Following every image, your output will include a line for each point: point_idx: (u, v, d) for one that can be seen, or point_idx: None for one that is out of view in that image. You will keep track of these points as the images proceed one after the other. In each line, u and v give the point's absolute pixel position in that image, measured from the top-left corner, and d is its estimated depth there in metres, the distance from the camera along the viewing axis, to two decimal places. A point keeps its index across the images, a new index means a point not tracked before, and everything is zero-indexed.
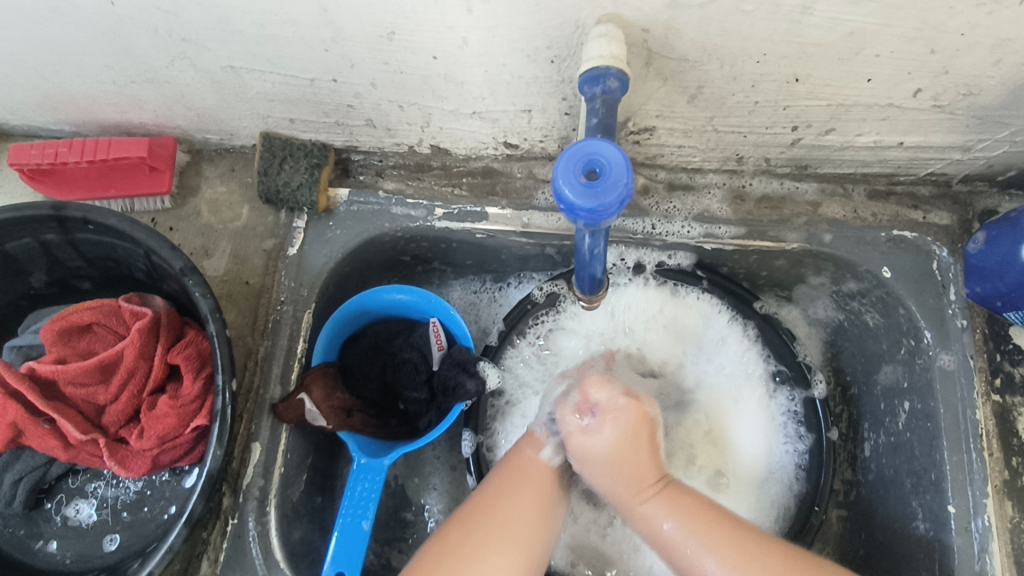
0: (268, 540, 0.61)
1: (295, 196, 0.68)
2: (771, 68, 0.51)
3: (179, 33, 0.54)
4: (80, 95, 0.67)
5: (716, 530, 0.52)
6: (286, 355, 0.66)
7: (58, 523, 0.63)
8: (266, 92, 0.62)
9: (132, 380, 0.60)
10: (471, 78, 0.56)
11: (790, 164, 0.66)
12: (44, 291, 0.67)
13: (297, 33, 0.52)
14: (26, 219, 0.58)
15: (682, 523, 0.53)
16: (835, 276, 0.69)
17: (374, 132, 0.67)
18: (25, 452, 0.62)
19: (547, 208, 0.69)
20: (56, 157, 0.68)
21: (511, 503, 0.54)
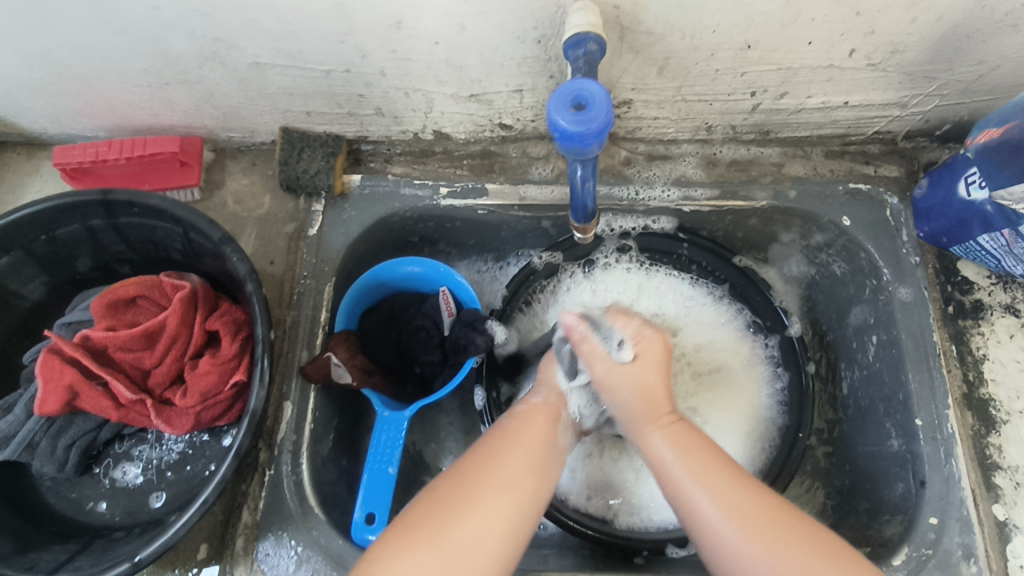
0: (303, 487, 0.67)
1: (313, 181, 0.76)
2: (725, 37, 0.59)
3: (213, 33, 0.62)
4: (118, 100, 0.74)
5: (727, 487, 0.52)
6: (310, 323, 0.73)
7: (106, 485, 0.68)
8: (287, 86, 0.70)
9: (175, 344, 0.67)
10: (469, 61, 0.64)
11: (754, 130, 0.74)
12: (89, 275, 0.74)
13: (317, 28, 0.60)
14: (76, 205, 0.65)
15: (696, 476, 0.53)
16: (803, 231, 0.76)
17: (383, 120, 0.76)
18: (78, 417, 0.67)
19: (541, 181, 0.77)
20: (97, 155, 0.75)
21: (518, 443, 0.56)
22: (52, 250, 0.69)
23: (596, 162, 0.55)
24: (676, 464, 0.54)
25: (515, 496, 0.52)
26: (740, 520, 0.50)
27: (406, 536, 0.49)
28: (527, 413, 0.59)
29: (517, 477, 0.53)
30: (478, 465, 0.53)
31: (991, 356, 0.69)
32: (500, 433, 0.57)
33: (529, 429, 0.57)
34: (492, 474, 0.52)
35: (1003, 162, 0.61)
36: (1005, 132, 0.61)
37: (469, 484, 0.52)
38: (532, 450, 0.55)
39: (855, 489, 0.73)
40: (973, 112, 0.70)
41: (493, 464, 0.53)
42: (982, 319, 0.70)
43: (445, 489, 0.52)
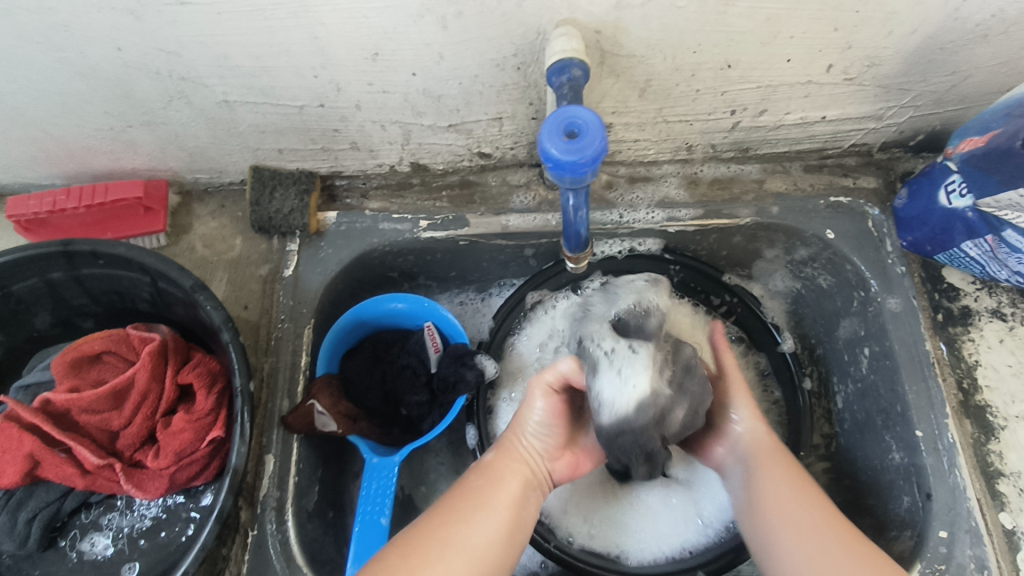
0: (290, 547, 0.63)
1: (287, 221, 0.73)
2: (706, 57, 0.59)
3: (179, 72, 0.59)
4: (76, 145, 0.70)
5: (811, 518, 0.55)
6: (290, 369, 0.69)
7: (74, 559, 0.63)
8: (258, 124, 0.68)
9: (145, 402, 0.62)
10: (448, 91, 0.63)
11: (734, 148, 0.74)
12: (48, 331, 0.70)
13: (289, 62, 0.58)
14: (33, 259, 0.61)
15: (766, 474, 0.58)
16: (787, 246, 0.76)
17: (358, 154, 0.74)
18: (39, 487, 0.62)
19: (523, 209, 0.75)
20: (54, 205, 0.72)
21: (475, 511, 0.54)
22: (9, 307, 0.65)
23: (588, 191, 0.54)
24: (765, 484, 0.58)
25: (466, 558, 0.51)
26: (793, 516, 0.55)
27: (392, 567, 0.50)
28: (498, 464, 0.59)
29: (470, 544, 0.52)
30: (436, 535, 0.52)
31: (983, 361, 0.69)
32: (463, 499, 0.55)
33: (490, 496, 0.56)
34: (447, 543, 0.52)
35: (989, 168, 0.60)
36: (990, 140, 0.60)
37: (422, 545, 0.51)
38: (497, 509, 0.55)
39: (859, 506, 0.72)
40: (946, 121, 0.71)
41: (444, 531, 0.52)
42: (971, 325, 0.70)
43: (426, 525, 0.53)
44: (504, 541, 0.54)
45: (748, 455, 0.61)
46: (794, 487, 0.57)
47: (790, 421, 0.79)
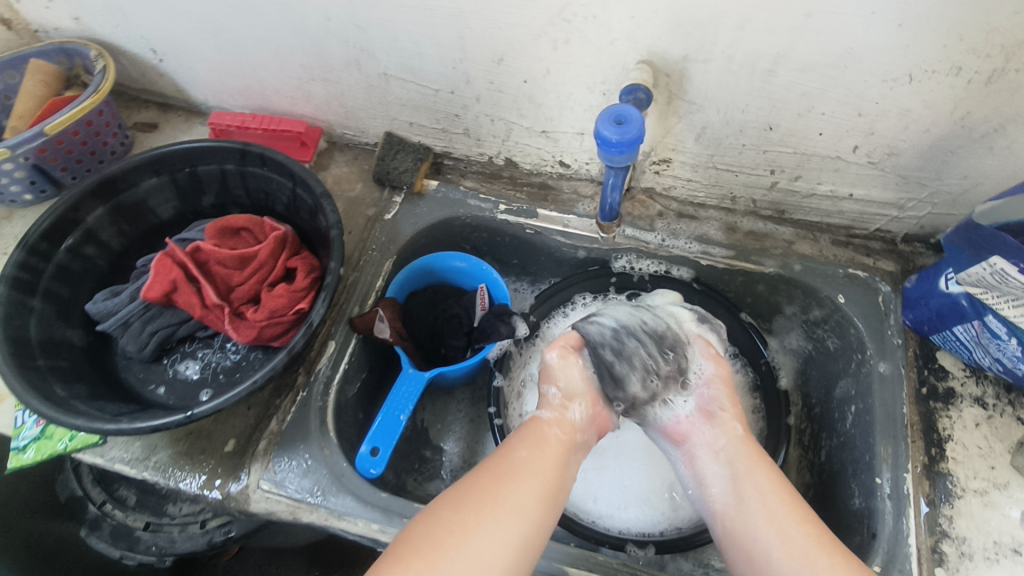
0: (327, 414, 0.78)
1: (399, 177, 0.93)
2: (752, 116, 0.74)
3: (361, 45, 0.81)
4: (271, 86, 0.94)
5: (792, 531, 0.57)
6: (368, 285, 0.87)
7: (170, 374, 0.81)
8: (401, 97, 0.89)
9: (260, 272, 0.81)
10: (547, 101, 0.81)
11: (772, 207, 0.88)
12: (206, 211, 0.91)
13: (439, 53, 0.79)
14: (220, 149, 0.84)
15: (755, 470, 0.63)
16: (804, 304, 0.87)
17: (467, 140, 0.93)
18: (168, 311, 0.81)
19: (584, 215, 0.92)
20: (242, 123, 0.95)
21: (462, 534, 0.52)
22: (190, 182, 0.87)
23: (626, 172, 0.69)
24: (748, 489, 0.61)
25: (504, 523, 0.54)
26: (776, 505, 0.59)
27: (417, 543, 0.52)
28: (463, 498, 0.55)
29: (532, 542, 0.54)
30: (430, 531, 0.53)
31: (955, 437, 0.74)
32: (508, 465, 0.59)
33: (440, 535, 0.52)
34: (461, 543, 0.51)
35: (962, 244, 0.70)
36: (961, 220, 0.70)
37: (413, 566, 0.50)
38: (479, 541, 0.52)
39: None
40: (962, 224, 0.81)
41: (459, 527, 0.53)
42: (951, 404, 0.77)
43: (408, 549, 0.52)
44: (553, 505, 0.58)
45: (745, 474, 0.63)
46: (774, 513, 0.58)
47: (769, 445, 0.86)
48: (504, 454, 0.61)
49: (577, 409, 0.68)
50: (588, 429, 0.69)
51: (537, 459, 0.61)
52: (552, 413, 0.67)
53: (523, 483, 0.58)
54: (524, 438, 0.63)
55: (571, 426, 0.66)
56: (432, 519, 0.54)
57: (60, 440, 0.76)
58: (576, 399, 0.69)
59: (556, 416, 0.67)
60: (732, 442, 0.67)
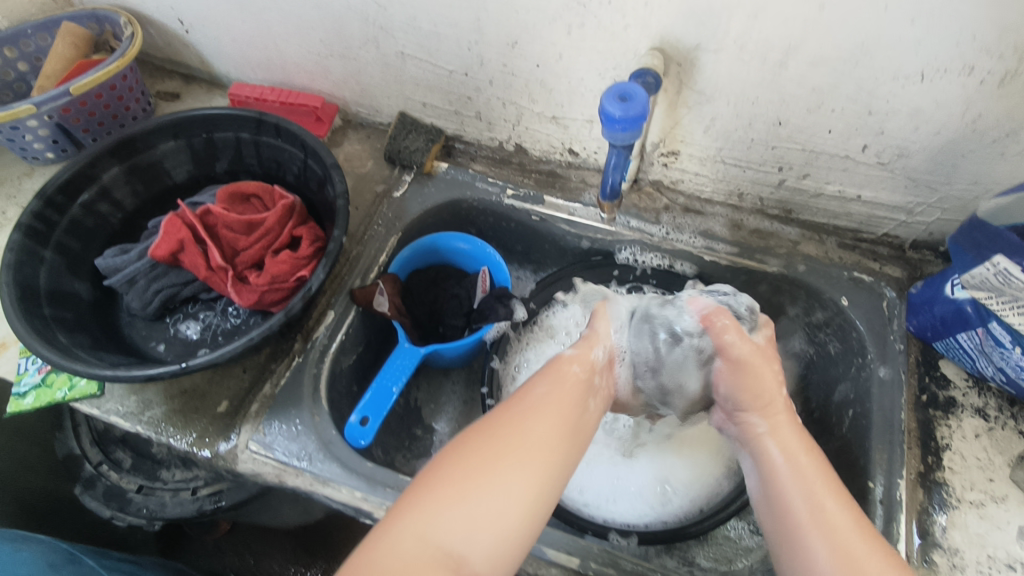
0: (320, 382, 0.78)
1: (410, 157, 0.94)
2: (761, 110, 0.74)
3: (379, 22, 0.83)
4: (291, 61, 0.96)
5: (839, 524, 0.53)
6: (371, 259, 0.88)
7: (171, 333, 0.82)
8: (416, 77, 0.90)
9: (266, 238, 0.83)
10: (558, 86, 0.81)
11: (779, 206, 0.87)
12: (219, 177, 0.93)
13: (455, 33, 0.80)
14: (237, 117, 0.86)
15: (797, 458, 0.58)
16: (807, 306, 0.86)
17: (479, 124, 0.94)
18: (173, 271, 0.83)
19: (590, 204, 0.92)
20: (260, 95, 0.97)
21: (488, 466, 0.52)
22: (206, 147, 0.89)
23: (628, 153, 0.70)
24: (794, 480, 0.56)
25: (529, 460, 0.53)
26: (822, 497, 0.55)
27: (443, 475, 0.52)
28: (487, 433, 0.54)
29: (555, 476, 0.54)
30: (458, 462, 0.52)
31: (953, 447, 0.73)
32: (528, 401, 0.58)
33: (464, 467, 0.52)
34: (490, 476, 0.51)
35: (968, 246, 0.69)
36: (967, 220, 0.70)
37: (444, 497, 0.50)
38: (506, 473, 0.51)
39: None
40: None
41: (485, 462, 0.52)
42: (951, 414, 0.75)
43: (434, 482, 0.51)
44: (575, 439, 0.57)
45: (793, 462, 0.58)
46: (821, 506, 0.54)
47: None
48: (525, 391, 0.60)
49: (601, 349, 0.66)
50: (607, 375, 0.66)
51: (556, 395, 0.59)
52: (576, 349, 0.65)
53: (545, 417, 0.57)
54: (543, 376, 0.62)
55: (592, 364, 0.64)
56: (458, 450, 0.53)
57: (59, 389, 0.77)
58: (597, 342, 0.67)
59: (578, 352, 0.64)
60: (777, 430, 0.60)
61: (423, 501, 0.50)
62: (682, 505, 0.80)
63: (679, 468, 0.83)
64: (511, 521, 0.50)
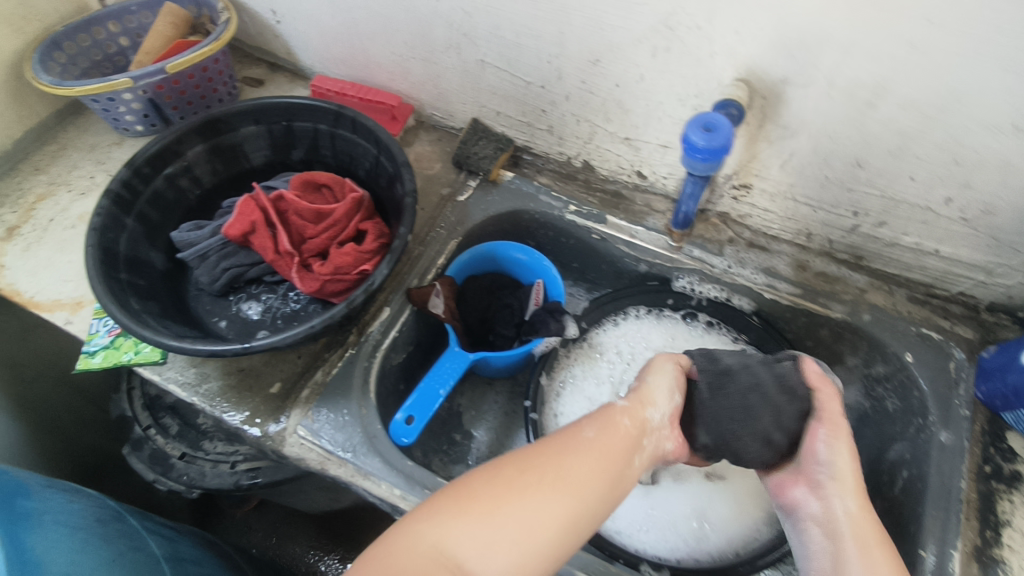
0: (370, 375, 0.79)
1: (478, 163, 0.95)
2: (844, 151, 0.72)
3: (464, 29, 0.84)
4: (373, 59, 0.99)
5: None
6: (431, 260, 0.89)
7: (233, 311, 0.85)
8: (494, 86, 0.91)
9: (333, 228, 0.85)
10: (635, 108, 0.81)
11: (848, 251, 0.85)
12: (294, 165, 0.96)
13: (538, 46, 0.80)
14: (316, 109, 0.88)
15: (866, 553, 0.54)
16: (867, 358, 0.84)
17: (549, 137, 0.94)
18: (243, 251, 0.86)
19: (653, 228, 0.91)
20: (341, 90, 1.00)
21: (515, 493, 0.51)
22: (284, 135, 0.92)
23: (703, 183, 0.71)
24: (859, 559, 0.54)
25: (561, 495, 0.52)
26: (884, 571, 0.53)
27: (473, 491, 0.52)
28: (524, 460, 0.54)
29: (584, 518, 0.52)
30: (491, 484, 0.53)
31: (1014, 524, 0.69)
32: (572, 435, 0.57)
33: (492, 489, 0.52)
34: (518, 503, 0.51)
35: None
36: None
37: (470, 514, 0.51)
38: (534, 501, 0.51)
39: None
40: None
41: (516, 487, 0.52)
42: (1015, 488, 0.71)
43: (463, 496, 0.52)
44: (615, 486, 0.55)
45: (858, 535, 0.56)
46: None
47: None
48: (571, 430, 0.58)
49: (656, 408, 0.62)
50: (663, 436, 0.62)
51: (602, 439, 0.56)
52: (627, 404, 0.61)
53: (585, 456, 0.55)
54: (595, 417, 0.59)
55: (645, 421, 0.61)
56: (490, 473, 0.53)
57: (126, 352, 0.81)
58: (652, 402, 0.63)
59: (631, 405, 0.61)
60: (843, 508, 0.58)
61: (450, 512, 0.51)
62: (718, 546, 0.79)
63: (717, 507, 0.81)
64: (529, 551, 0.50)
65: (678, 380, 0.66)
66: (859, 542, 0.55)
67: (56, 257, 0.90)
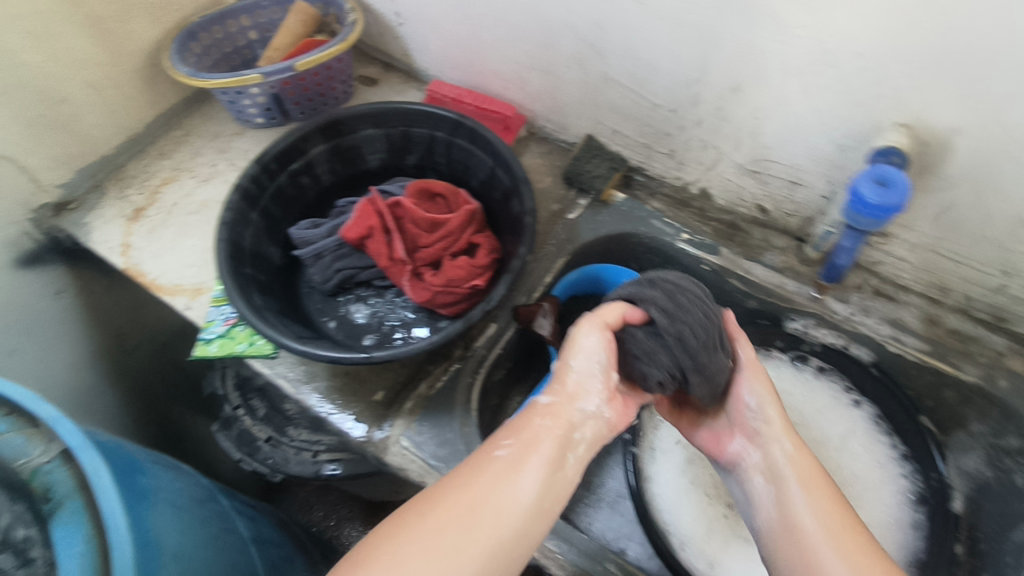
0: (473, 391, 0.80)
1: (591, 181, 0.94)
2: (1009, 207, 0.66)
3: (595, 45, 0.81)
4: (490, 67, 0.97)
5: None
6: (537, 279, 0.88)
7: (342, 312, 0.87)
8: (616, 104, 0.88)
9: (446, 239, 0.85)
10: (772, 140, 0.77)
11: (988, 311, 0.79)
12: (408, 169, 0.97)
13: (674, 69, 0.77)
14: (436, 116, 0.87)
15: (808, 492, 0.58)
16: (997, 427, 0.76)
17: (668, 161, 0.92)
18: (356, 254, 0.87)
19: (770, 265, 0.87)
20: (458, 97, 1.00)
21: (452, 531, 0.49)
22: (401, 139, 0.92)
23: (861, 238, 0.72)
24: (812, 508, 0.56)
25: (505, 537, 0.50)
26: (836, 525, 0.55)
27: (415, 531, 0.49)
28: (468, 493, 0.51)
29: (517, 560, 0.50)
30: (422, 512, 0.50)
31: None
32: (484, 451, 0.55)
33: (433, 527, 0.49)
34: (458, 552, 0.48)
35: None
36: None
37: (405, 561, 0.47)
38: (476, 544, 0.49)
39: None
40: None
41: (456, 526, 0.49)
42: None
43: (401, 539, 0.49)
44: (539, 514, 0.53)
45: (808, 485, 0.59)
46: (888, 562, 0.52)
47: None
48: (484, 453, 0.55)
49: (591, 400, 0.59)
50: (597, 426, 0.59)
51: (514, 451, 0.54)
52: (552, 402, 0.58)
53: (500, 471, 0.53)
54: (512, 429, 0.57)
55: (570, 417, 0.57)
56: (430, 510, 0.50)
57: (239, 343, 0.82)
58: (592, 385, 0.59)
59: (554, 403, 0.58)
60: (793, 458, 0.61)
61: (383, 556, 0.47)
62: None
63: None
64: None
65: (610, 353, 0.59)
66: (802, 481, 0.59)
67: (178, 242, 0.93)
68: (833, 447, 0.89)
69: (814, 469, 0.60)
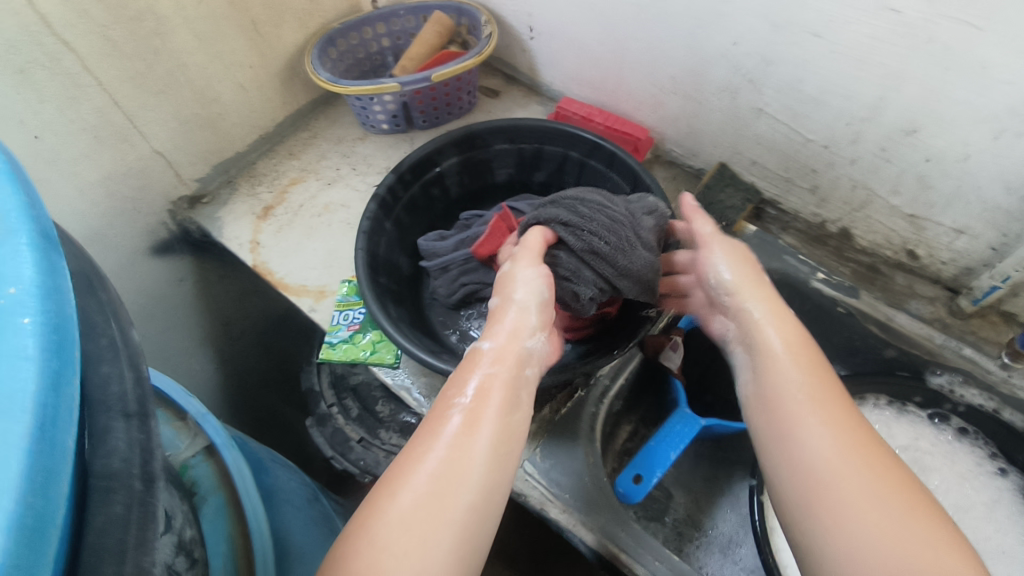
0: (596, 420, 0.78)
1: (723, 212, 0.90)
2: None
3: (751, 74, 0.78)
4: (625, 89, 0.96)
5: (854, 442, 0.51)
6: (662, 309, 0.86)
7: (463, 327, 0.87)
8: (761, 136, 0.85)
9: None
10: (941, 187, 0.72)
11: None
12: (533, 186, 0.97)
13: (840, 105, 0.73)
14: (574, 137, 0.86)
15: (780, 330, 0.60)
16: None
17: (808, 197, 0.88)
18: (480, 270, 0.85)
19: (916, 315, 0.83)
20: (589, 115, 0.98)
21: (448, 499, 0.49)
22: (532, 156, 0.92)
23: None
24: (787, 363, 0.57)
25: (487, 491, 0.51)
26: (832, 405, 0.54)
27: (402, 504, 0.49)
28: (448, 456, 0.52)
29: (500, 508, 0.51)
30: (410, 473, 0.50)
31: None
32: (441, 407, 0.56)
33: (422, 497, 0.49)
34: (450, 514, 0.48)
35: None
36: None
37: (400, 535, 0.47)
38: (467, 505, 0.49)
39: None
40: None
41: (445, 495, 0.49)
42: None
43: (392, 518, 0.48)
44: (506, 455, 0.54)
45: (786, 342, 0.59)
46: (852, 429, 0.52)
47: None
48: (443, 406, 0.56)
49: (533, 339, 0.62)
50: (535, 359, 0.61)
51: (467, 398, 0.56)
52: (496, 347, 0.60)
53: (473, 429, 0.53)
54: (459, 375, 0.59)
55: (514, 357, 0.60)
56: (413, 481, 0.50)
57: (363, 350, 0.83)
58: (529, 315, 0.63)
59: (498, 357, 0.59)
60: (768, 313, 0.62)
61: (376, 533, 0.47)
62: None
63: None
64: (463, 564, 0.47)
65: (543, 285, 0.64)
66: (774, 329, 0.61)
67: (303, 242, 0.95)
68: (974, 517, 0.79)
69: (794, 330, 0.60)
